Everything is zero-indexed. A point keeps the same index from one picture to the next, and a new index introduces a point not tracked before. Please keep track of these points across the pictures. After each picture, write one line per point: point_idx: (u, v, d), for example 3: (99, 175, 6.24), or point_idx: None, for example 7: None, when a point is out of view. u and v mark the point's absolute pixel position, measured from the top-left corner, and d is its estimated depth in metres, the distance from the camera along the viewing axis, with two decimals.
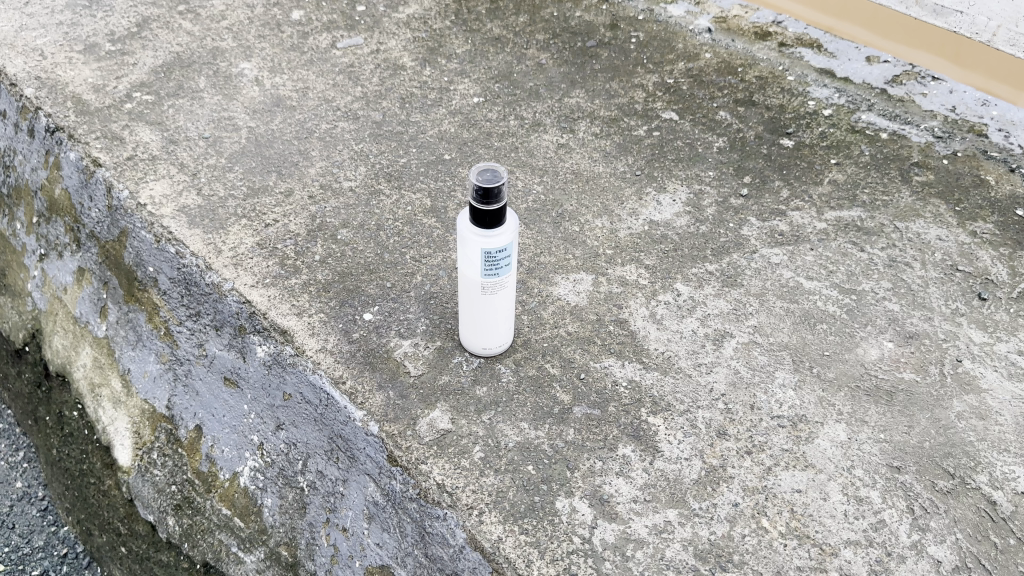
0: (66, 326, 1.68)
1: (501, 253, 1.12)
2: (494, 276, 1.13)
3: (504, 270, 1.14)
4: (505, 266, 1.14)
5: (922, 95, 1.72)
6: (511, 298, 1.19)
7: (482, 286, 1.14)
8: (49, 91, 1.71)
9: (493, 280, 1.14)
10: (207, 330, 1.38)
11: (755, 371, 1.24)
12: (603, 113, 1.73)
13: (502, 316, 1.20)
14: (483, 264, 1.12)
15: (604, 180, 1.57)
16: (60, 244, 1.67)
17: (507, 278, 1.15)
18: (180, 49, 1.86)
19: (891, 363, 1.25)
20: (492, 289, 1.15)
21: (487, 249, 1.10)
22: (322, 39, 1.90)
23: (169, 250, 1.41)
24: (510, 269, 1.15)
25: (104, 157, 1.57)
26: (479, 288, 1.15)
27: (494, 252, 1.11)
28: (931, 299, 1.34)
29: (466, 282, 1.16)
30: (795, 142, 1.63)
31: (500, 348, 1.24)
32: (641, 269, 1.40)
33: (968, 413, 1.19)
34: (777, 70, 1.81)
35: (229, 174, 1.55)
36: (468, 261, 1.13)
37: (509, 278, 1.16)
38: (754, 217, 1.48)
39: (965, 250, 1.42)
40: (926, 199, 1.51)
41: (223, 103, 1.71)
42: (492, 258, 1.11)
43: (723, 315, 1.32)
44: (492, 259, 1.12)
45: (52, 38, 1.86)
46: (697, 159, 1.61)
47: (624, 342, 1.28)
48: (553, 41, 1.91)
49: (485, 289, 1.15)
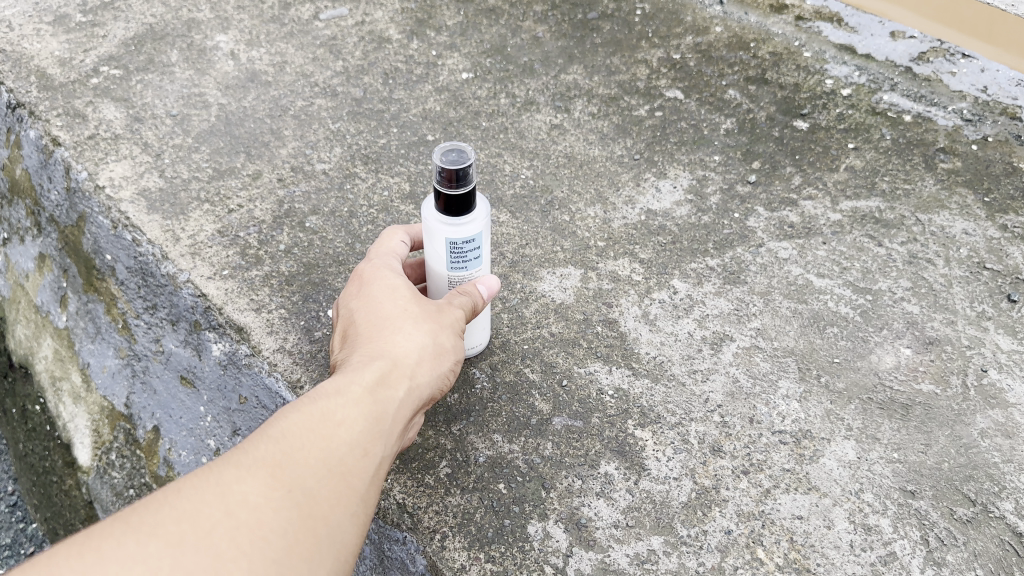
0: (28, 316, 1.58)
1: (468, 245, 1.00)
2: (461, 269, 1.02)
3: (473, 263, 1.02)
4: (474, 258, 1.02)
5: (950, 74, 1.55)
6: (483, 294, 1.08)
7: (447, 278, 1.03)
8: (13, 65, 1.64)
9: (461, 274, 1.03)
10: (163, 325, 1.28)
11: (756, 380, 1.12)
12: (602, 90, 1.60)
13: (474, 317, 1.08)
14: (449, 256, 1.00)
15: (599, 164, 1.45)
16: (21, 228, 1.58)
17: (476, 272, 1.04)
18: (154, 21, 1.75)
19: (908, 373, 1.12)
20: (458, 281, 1.04)
21: (451, 238, 0.98)
22: (304, 10, 1.77)
23: (126, 237, 1.31)
24: (480, 262, 1.03)
25: (64, 136, 1.48)
26: (445, 282, 1.03)
27: (461, 242, 0.99)
28: (955, 301, 1.21)
29: (432, 275, 1.04)
30: (809, 125, 1.50)
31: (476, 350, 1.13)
32: (635, 264, 1.28)
33: (993, 431, 1.06)
34: (792, 45, 1.66)
35: (194, 154, 1.44)
36: (433, 253, 1.01)
37: (479, 272, 1.04)
38: (762, 207, 1.36)
39: (993, 245, 1.29)
40: (951, 188, 1.38)
41: (195, 78, 1.60)
42: (458, 249, 1.00)
43: (723, 316, 1.20)
44: (458, 250, 1.00)
45: (21, 8, 1.78)
46: (701, 142, 1.48)
47: (612, 345, 1.16)
48: (552, 13, 1.77)
49: (451, 283, 1.04)
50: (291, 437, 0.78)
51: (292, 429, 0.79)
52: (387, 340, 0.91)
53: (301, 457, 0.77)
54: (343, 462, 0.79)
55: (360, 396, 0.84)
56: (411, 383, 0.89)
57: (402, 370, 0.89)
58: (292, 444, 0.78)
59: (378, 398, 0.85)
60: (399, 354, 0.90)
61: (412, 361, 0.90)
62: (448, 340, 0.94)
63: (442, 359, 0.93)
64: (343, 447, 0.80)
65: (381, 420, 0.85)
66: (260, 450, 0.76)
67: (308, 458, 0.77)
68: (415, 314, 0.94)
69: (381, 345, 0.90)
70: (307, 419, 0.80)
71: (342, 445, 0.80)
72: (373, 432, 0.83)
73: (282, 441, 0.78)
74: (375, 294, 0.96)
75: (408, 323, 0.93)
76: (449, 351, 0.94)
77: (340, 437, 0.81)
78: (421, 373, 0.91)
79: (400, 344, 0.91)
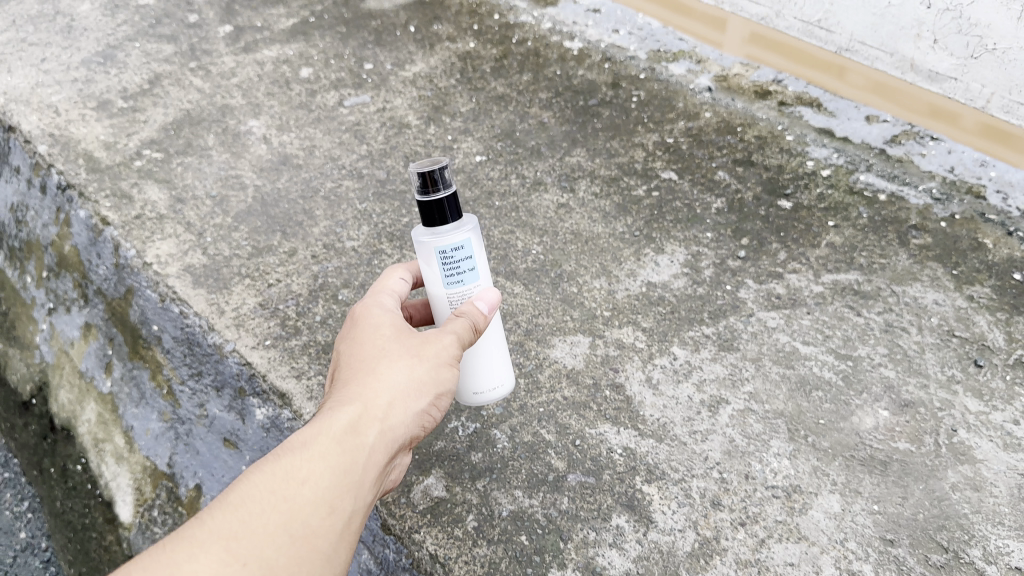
0: (71, 381, 1.70)
1: (458, 253, 1.08)
2: (457, 282, 1.09)
3: (469, 277, 1.09)
4: (467, 271, 1.09)
5: (921, 155, 1.73)
6: (495, 325, 1.15)
7: (448, 293, 1.10)
8: (62, 148, 1.80)
9: (459, 290, 1.10)
10: (208, 390, 1.41)
11: (750, 439, 1.24)
12: (604, 172, 1.75)
13: (491, 354, 1.15)
14: (443, 269, 1.08)
15: (604, 240, 1.59)
16: (68, 299, 1.70)
17: (474, 285, 1.10)
18: (191, 107, 1.90)
19: (886, 433, 1.25)
20: (459, 296, 1.11)
21: (439, 247, 1.07)
22: (329, 97, 1.92)
23: (173, 309, 1.45)
24: (477, 274, 1.10)
25: (112, 215, 1.62)
26: (447, 298, 1.10)
27: (450, 251, 1.07)
28: (927, 366, 1.34)
29: (435, 300, 1.12)
30: (793, 204, 1.65)
31: (500, 394, 1.18)
32: (638, 331, 1.41)
33: (963, 485, 1.18)
34: (776, 129, 1.83)
35: (234, 233, 1.57)
36: (429, 270, 1.09)
37: (478, 285, 1.11)
38: (751, 279, 1.49)
39: (962, 314, 1.42)
40: (923, 262, 1.52)
41: (231, 161, 1.74)
42: (449, 259, 1.08)
43: (719, 380, 1.32)
44: (449, 260, 1.08)
45: (66, 95, 1.96)
46: (694, 220, 1.62)
47: (620, 407, 1.29)
48: (556, 100, 1.94)
49: (453, 301, 1.11)
50: (252, 502, 0.82)
51: (254, 492, 0.83)
52: (362, 382, 0.95)
53: (261, 522, 0.82)
54: (305, 523, 0.84)
55: (329, 447, 0.89)
56: (382, 427, 0.93)
57: (373, 415, 0.93)
58: (253, 508, 0.82)
59: (346, 448, 0.89)
60: (371, 398, 0.94)
61: (384, 404, 0.94)
62: (426, 374, 0.97)
63: (416, 398, 0.96)
64: (307, 507, 0.84)
65: (348, 471, 0.89)
66: (217, 522, 0.80)
67: (267, 523, 0.82)
68: (391, 354, 0.97)
69: (357, 388, 0.95)
70: (270, 479, 0.84)
71: (305, 506, 0.84)
72: (339, 486, 0.87)
73: (241, 508, 0.82)
74: (360, 335, 1.01)
75: (384, 365, 0.97)
76: (428, 386, 0.98)
77: (303, 495, 0.85)
78: (392, 416, 0.94)
79: (375, 386, 0.95)
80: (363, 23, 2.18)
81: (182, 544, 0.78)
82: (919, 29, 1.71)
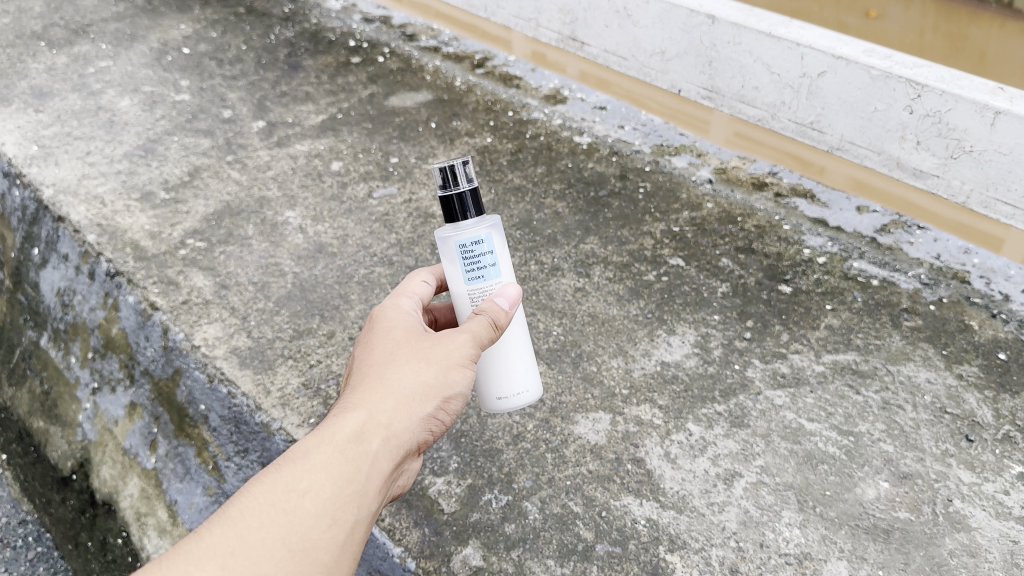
0: (114, 457, 1.77)
1: (478, 250, 1.16)
2: (478, 278, 1.17)
3: (489, 273, 1.17)
4: (488, 267, 1.17)
5: (909, 243, 1.87)
6: (518, 333, 1.22)
7: (470, 288, 1.17)
8: (109, 237, 1.93)
9: (480, 285, 1.17)
10: (253, 466, 1.50)
11: (763, 510, 1.34)
12: (616, 258, 1.88)
13: (512, 361, 1.22)
14: (464, 263, 1.17)
15: (619, 322, 1.71)
16: (113, 379, 1.81)
17: (495, 280, 1.18)
18: (230, 198, 2.05)
19: (887, 503, 1.35)
20: (481, 292, 1.18)
21: (460, 239, 1.15)
22: (359, 189, 2.07)
23: (221, 389, 1.56)
24: (498, 269, 1.18)
25: (161, 300, 1.74)
26: (470, 294, 1.18)
27: (471, 243, 1.15)
28: (922, 440, 1.45)
29: (458, 299, 1.20)
30: (792, 288, 1.78)
31: (522, 401, 1.24)
32: (655, 409, 1.52)
33: (960, 551, 1.28)
34: (774, 218, 1.97)
35: (276, 316, 1.70)
36: (452, 268, 1.18)
37: (500, 281, 1.18)
38: (757, 359, 1.61)
39: (953, 392, 1.54)
40: (915, 343, 1.64)
41: (271, 249, 1.88)
42: (471, 252, 1.16)
43: (732, 455, 1.43)
44: (470, 255, 1.16)
45: (111, 186, 2.10)
46: (702, 303, 1.75)
47: (641, 481, 1.39)
48: (569, 190, 2.08)
49: (474, 297, 1.18)
50: (253, 514, 0.88)
51: (257, 506, 0.89)
52: (371, 388, 1.01)
53: (261, 535, 0.87)
54: (305, 535, 0.89)
55: (332, 457, 0.94)
56: (386, 434, 0.99)
57: (378, 423, 0.99)
58: (252, 520, 0.87)
59: (350, 458, 0.95)
60: (377, 405, 1.00)
61: (389, 411, 1.00)
62: (433, 378, 1.04)
63: (420, 404, 1.02)
64: (308, 519, 0.90)
65: (352, 480, 0.94)
66: (218, 537, 0.85)
67: (266, 536, 0.87)
68: (401, 360, 1.04)
69: (365, 395, 1.01)
70: (271, 492, 0.90)
71: (307, 518, 0.89)
72: (340, 499, 0.93)
73: (242, 523, 0.87)
74: (374, 343, 1.08)
75: (392, 371, 1.03)
76: (434, 391, 1.03)
77: (303, 506, 0.90)
78: (397, 423, 1.00)
79: (383, 392, 1.01)
80: (387, 120, 2.35)
81: (181, 558, 0.83)
82: (903, 131, 1.89)
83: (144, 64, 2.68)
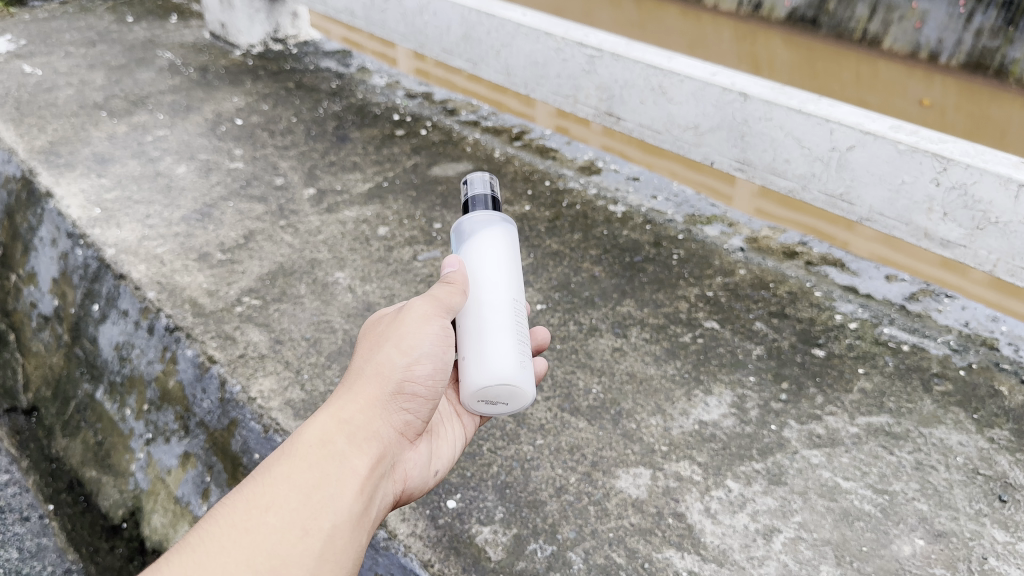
0: (166, 506, 1.82)
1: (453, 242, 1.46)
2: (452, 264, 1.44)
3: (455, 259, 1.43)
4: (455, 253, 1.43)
5: (938, 310, 1.94)
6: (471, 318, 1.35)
7: None
8: (169, 294, 2.03)
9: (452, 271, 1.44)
10: None
11: (802, 564, 1.38)
12: (652, 319, 1.95)
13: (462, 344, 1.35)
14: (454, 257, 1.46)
15: (656, 381, 1.77)
16: (168, 429, 1.88)
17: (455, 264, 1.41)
18: (284, 260, 2.15)
19: (923, 559, 1.39)
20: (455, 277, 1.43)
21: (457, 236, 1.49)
22: (405, 252, 2.18)
23: (277, 439, 1.64)
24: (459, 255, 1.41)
25: (219, 354, 1.83)
26: None
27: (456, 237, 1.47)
28: (956, 500, 1.49)
29: None
30: (826, 352, 1.84)
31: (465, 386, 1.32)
32: (694, 465, 1.57)
33: None
34: (805, 285, 2.04)
35: (328, 370, 1.78)
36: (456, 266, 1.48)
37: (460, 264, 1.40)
38: (794, 420, 1.66)
39: (985, 454, 1.58)
40: (946, 406, 1.69)
41: (322, 307, 1.97)
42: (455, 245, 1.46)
43: (771, 511, 1.47)
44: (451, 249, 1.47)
45: (170, 247, 2.21)
46: (738, 364, 1.81)
47: (683, 534, 1.43)
48: (605, 256, 2.17)
49: None
50: (214, 540, 1.02)
51: (219, 532, 1.03)
52: (337, 393, 1.22)
53: (222, 558, 1.00)
54: (271, 549, 1.02)
55: (297, 467, 1.11)
56: (350, 430, 1.17)
57: (341, 422, 1.17)
58: (213, 546, 1.01)
59: (316, 464, 1.12)
60: (338, 408, 1.19)
61: (349, 408, 1.19)
62: (387, 364, 1.24)
63: (378, 391, 1.22)
64: (274, 535, 1.03)
65: (320, 485, 1.10)
66: (182, 563, 0.99)
67: (228, 558, 1.00)
68: (364, 361, 1.26)
69: (333, 400, 1.22)
70: (233, 516, 1.04)
71: (271, 531, 1.04)
72: (307, 511, 1.07)
73: (204, 550, 1.00)
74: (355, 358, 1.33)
75: (354, 374, 1.25)
76: (390, 373, 1.23)
77: (267, 521, 1.04)
78: (356, 417, 1.19)
79: (347, 390, 1.22)
80: (430, 188, 2.48)
81: None
82: (931, 203, 1.92)
83: (200, 134, 2.83)
